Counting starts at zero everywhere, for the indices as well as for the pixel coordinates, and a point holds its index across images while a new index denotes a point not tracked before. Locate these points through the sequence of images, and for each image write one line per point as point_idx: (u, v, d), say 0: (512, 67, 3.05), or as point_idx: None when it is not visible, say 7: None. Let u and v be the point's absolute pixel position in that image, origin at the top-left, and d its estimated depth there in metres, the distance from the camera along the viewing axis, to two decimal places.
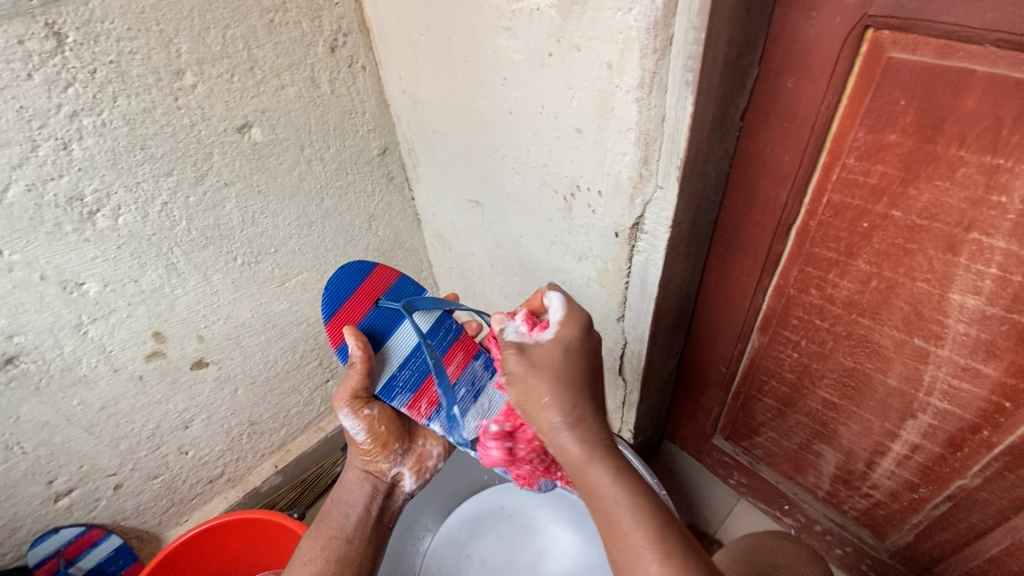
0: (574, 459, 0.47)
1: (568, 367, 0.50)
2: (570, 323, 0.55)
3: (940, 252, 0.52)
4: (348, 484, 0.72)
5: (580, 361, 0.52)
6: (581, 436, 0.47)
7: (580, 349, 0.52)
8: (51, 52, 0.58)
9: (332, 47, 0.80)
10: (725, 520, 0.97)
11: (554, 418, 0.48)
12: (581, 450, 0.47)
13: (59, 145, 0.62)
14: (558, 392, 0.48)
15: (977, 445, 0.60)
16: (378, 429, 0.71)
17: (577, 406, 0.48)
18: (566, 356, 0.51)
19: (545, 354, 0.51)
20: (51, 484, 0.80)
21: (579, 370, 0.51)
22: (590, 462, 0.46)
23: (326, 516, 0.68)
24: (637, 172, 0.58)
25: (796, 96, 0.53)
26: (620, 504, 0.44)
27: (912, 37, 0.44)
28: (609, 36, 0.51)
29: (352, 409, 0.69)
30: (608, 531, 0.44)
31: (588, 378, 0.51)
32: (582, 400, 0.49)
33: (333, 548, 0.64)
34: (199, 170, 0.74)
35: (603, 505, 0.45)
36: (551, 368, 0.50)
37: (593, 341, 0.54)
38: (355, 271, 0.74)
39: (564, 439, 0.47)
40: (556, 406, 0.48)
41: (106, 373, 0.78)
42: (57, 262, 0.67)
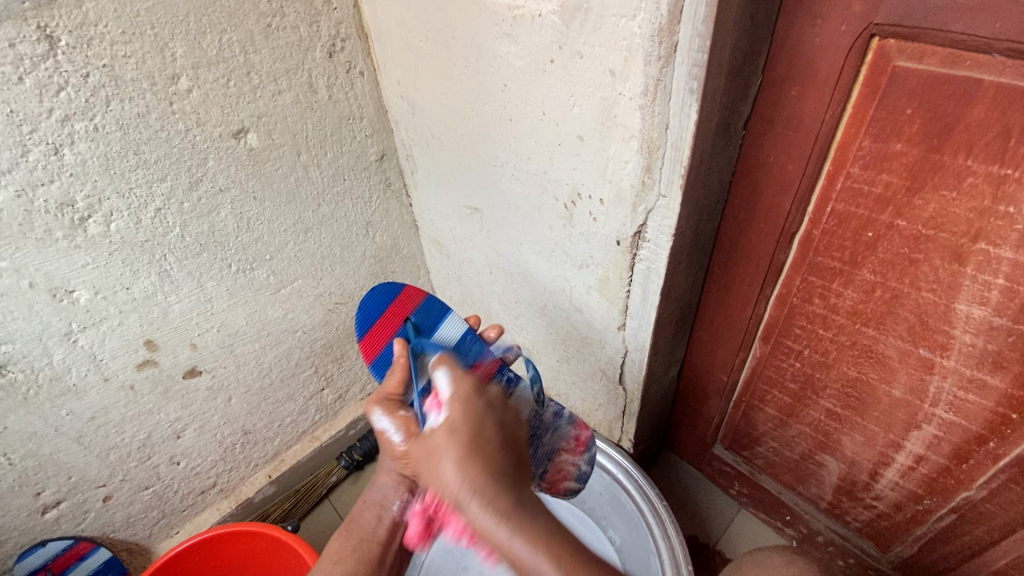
0: (486, 532, 0.43)
1: (465, 441, 0.47)
2: (456, 399, 0.52)
3: (946, 262, 0.51)
4: (382, 485, 0.67)
5: (471, 432, 0.48)
6: (489, 509, 0.43)
7: (469, 420, 0.49)
8: (42, 56, 0.57)
9: (330, 52, 0.79)
10: (727, 531, 0.95)
11: (451, 482, 0.45)
12: (493, 523, 0.43)
13: (50, 150, 0.61)
14: (452, 466, 0.45)
15: (983, 456, 0.59)
16: (420, 433, 0.61)
17: (475, 479, 0.44)
18: (463, 421, 0.49)
19: (446, 425, 0.49)
20: (39, 496, 0.78)
21: (481, 436, 0.47)
22: (497, 532, 0.43)
23: (357, 518, 0.67)
24: (640, 180, 0.57)
25: (800, 105, 0.53)
26: (534, 560, 0.41)
27: (918, 46, 0.44)
28: (613, 43, 0.50)
29: (386, 410, 0.62)
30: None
31: (489, 443, 0.47)
32: (476, 476, 0.44)
33: (364, 551, 0.64)
34: (193, 176, 0.72)
35: (522, 564, 0.42)
36: (447, 443, 0.47)
37: (481, 406, 0.51)
38: (385, 292, 0.75)
39: (471, 511, 0.44)
40: (459, 484, 0.44)
41: (96, 382, 0.76)
42: (47, 269, 0.66)
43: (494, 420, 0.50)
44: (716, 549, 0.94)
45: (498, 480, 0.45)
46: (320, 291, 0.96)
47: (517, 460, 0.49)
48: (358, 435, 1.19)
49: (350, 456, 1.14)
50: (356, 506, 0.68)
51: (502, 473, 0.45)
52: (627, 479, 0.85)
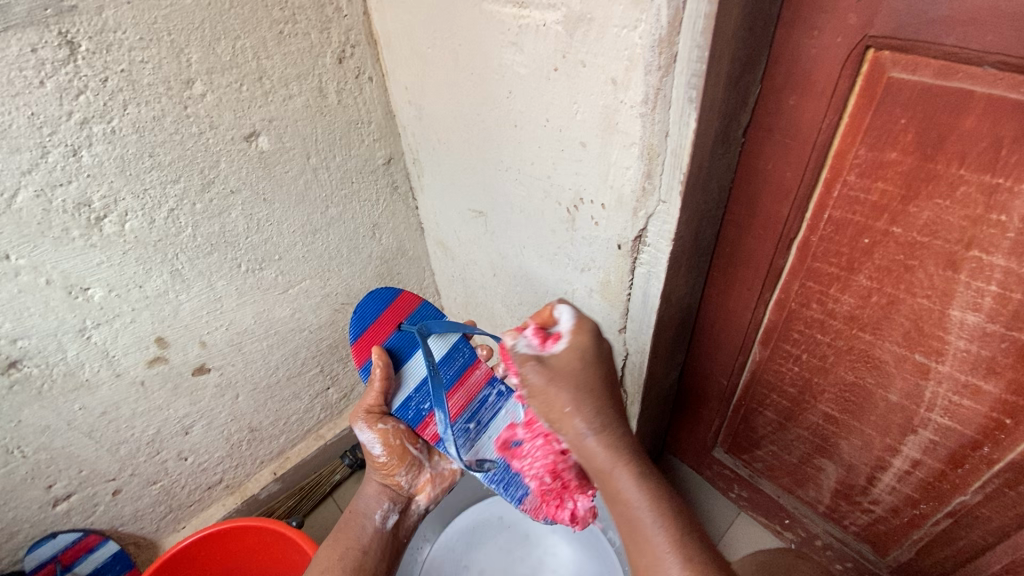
0: (589, 451, 0.61)
1: (587, 381, 0.64)
2: (570, 343, 0.68)
3: (940, 269, 0.52)
4: (366, 496, 0.77)
5: (591, 373, 0.65)
6: (601, 440, 0.60)
7: (591, 371, 0.66)
8: (63, 61, 0.59)
9: (340, 57, 0.81)
10: (725, 535, 0.96)
11: (579, 426, 0.61)
12: (605, 451, 0.59)
13: (69, 151, 0.63)
14: (570, 401, 0.62)
15: (978, 461, 0.60)
16: (394, 442, 0.78)
17: (592, 414, 0.62)
18: (577, 367, 0.66)
19: (563, 365, 0.66)
20: (51, 488, 0.80)
21: (597, 380, 0.65)
22: (599, 454, 0.59)
23: (343, 526, 0.72)
24: (640, 186, 0.58)
25: (798, 114, 0.54)
26: (623, 479, 0.57)
27: (912, 58, 0.45)
28: (614, 53, 0.52)
29: (368, 423, 0.77)
30: (616, 503, 0.57)
31: (599, 392, 0.64)
32: (602, 425, 0.61)
33: (349, 557, 0.68)
34: (205, 178, 0.74)
35: (611, 480, 0.58)
36: (565, 385, 0.63)
37: (591, 355, 0.67)
38: (382, 297, 0.84)
39: (580, 432, 0.61)
40: (580, 418, 0.61)
41: (108, 378, 0.78)
42: (64, 266, 0.68)
43: (599, 368, 0.67)
44: None
45: (604, 413, 0.62)
46: (327, 291, 0.98)
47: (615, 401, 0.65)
48: None
49: (354, 454, 1.16)
50: (342, 517, 0.75)
51: (606, 411, 0.62)
52: None
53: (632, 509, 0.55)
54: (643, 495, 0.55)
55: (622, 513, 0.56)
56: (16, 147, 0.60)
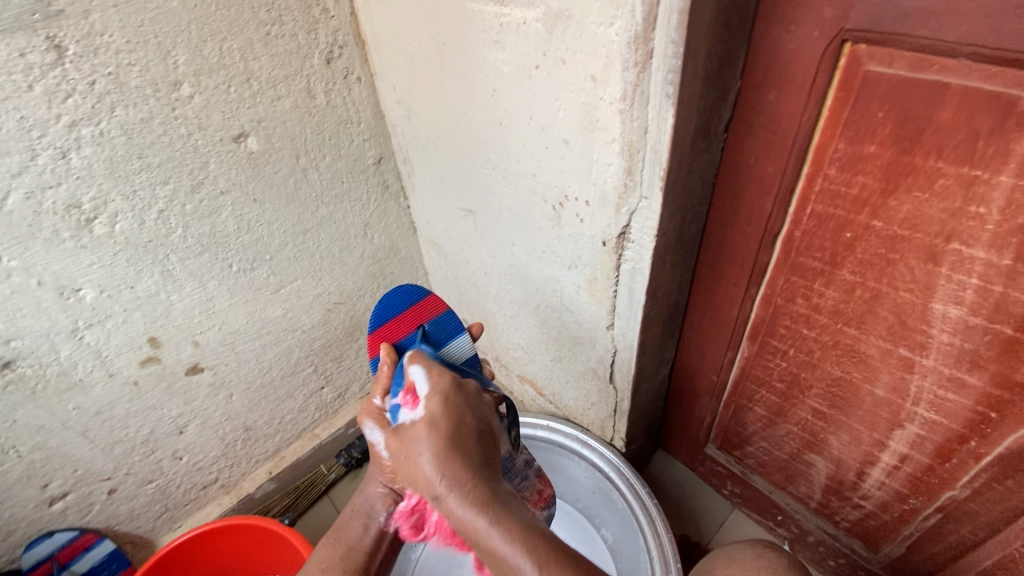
0: (463, 523, 0.49)
1: (438, 436, 0.53)
2: (434, 395, 0.57)
3: (921, 262, 0.52)
4: (370, 495, 0.69)
5: (453, 426, 0.54)
6: (457, 498, 0.49)
7: (451, 422, 0.55)
8: (51, 64, 0.60)
9: (328, 58, 0.82)
10: (719, 531, 0.96)
11: (435, 488, 0.50)
12: (462, 508, 0.49)
13: (58, 154, 0.64)
14: (426, 468, 0.52)
15: (966, 455, 0.60)
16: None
17: (455, 474, 0.51)
18: (430, 423, 0.55)
19: (414, 431, 0.55)
20: (46, 487, 0.81)
21: (454, 430, 0.54)
22: (466, 513, 0.49)
23: (345, 526, 0.67)
24: (622, 182, 0.58)
25: (778, 108, 0.54)
26: (506, 550, 0.46)
27: (888, 51, 0.45)
28: (593, 49, 0.52)
29: (378, 422, 0.65)
30: (504, 571, 0.47)
31: (463, 446, 0.53)
32: (455, 486, 0.50)
33: (350, 560, 0.64)
34: (195, 179, 0.75)
35: (494, 553, 0.47)
36: (424, 449, 0.53)
37: (458, 400, 0.57)
38: (410, 292, 0.76)
39: (448, 504, 0.50)
40: (436, 476, 0.51)
41: (101, 378, 0.79)
42: (55, 267, 0.68)
43: (468, 417, 0.56)
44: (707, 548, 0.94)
45: (466, 474, 0.50)
46: (319, 291, 0.98)
47: (482, 448, 0.54)
48: (358, 434, 1.21)
49: (349, 454, 1.16)
50: (344, 516, 0.69)
51: (465, 476, 0.50)
52: (618, 478, 0.87)
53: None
54: (526, 557, 0.45)
55: (501, 569, 0.47)
56: (6, 150, 0.60)
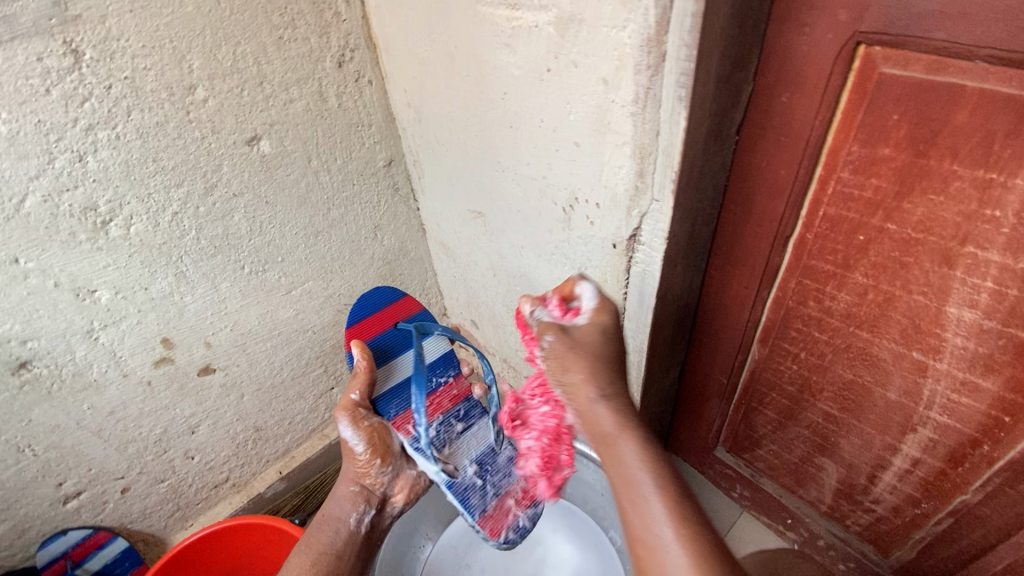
0: (607, 433, 0.57)
1: (591, 355, 0.61)
2: (593, 321, 0.63)
3: (935, 265, 0.52)
4: (339, 498, 0.75)
5: (609, 351, 0.62)
6: (614, 411, 0.58)
7: (616, 347, 0.63)
8: (68, 69, 0.61)
9: (340, 62, 0.82)
10: (728, 534, 0.96)
11: (591, 395, 0.58)
12: (611, 418, 0.57)
13: (75, 157, 0.64)
14: (592, 382, 0.59)
15: (979, 460, 0.59)
16: (378, 441, 0.75)
17: (607, 389, 0.59)
18: (600, 342, 0.62)
19: (584, 339, 0.62)
20: (61, 486, 0.82)
21: (609, 353, 0.62)
22: (612, 424, 0.57)
23: (315, 531, 0.71)
24: (633, 185, 0.58)
25: (790, 111, 0.54)
26: (630, 457, 0.54)
27: (903, 54, 0.45)
28: (604, 52, 0.52)
29: (352, 419, 0.74)
30: (621, 481, 0.54)
31: (617, 371, 0.61)
32: (603, 402, 0.58)
33: (320, 564, 0.68)
34: (208, 181, 0.76)
35: (618, 459, 0.55)
36: (598, 363, 0.60)
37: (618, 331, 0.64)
38: (384, 293, 0.87)
39: (603, 414, 0.58)
40: (598, 391, 0.58)
41: (116, 378, 0.79)
42: (71, 269, 0.69)
43: (608, 344, 0.63)
44: None
45: (623, 391, 0.60)
46: (329, 292, 0.99)
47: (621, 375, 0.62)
48: None
49: None
50: (315, 521, 0.73)
51: (625, 394, 0.59)
52: None
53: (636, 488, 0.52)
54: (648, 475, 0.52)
55: (620, 477, 0.54)
56: (24, 153, 0.61)
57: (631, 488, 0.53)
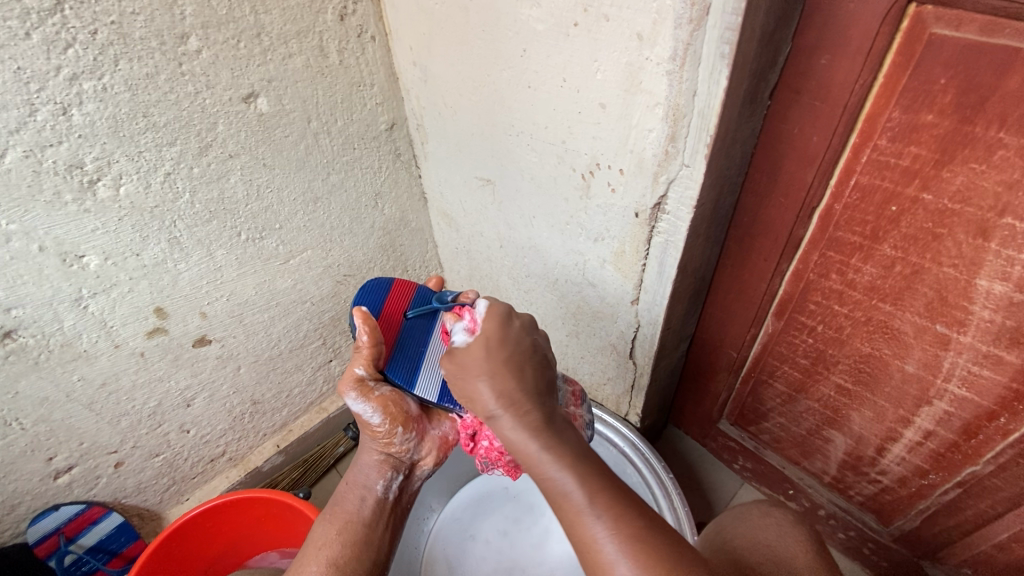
0: (516, 444, 0.50)
1: (491, 360, 0.54)
2: (491, 317, 0.58)
3: (970, 237, 0.51)
4: (363, 466, 0.66)
5: (504, 353, 0.55)
6: (514, 419, 0.50)
7: (518, 348, 0.56)
8: (50, 10, 0.55)
9: (342, 14, 0.77)
10: (728, 504, 0.98)
11: (489, 406, 0.52)
12: (514, 430, 0.50)
13: (58, 109, 0.59)
14: (487, 395, 0.52)
15: (993, 432, 0.60)
16: (395, 409, 0.65)
17: (511, 395, 0.51)
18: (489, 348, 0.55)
19: (471, 350, 0.55)
20: (51, 461, 0.78)
21: (502, 356, 0.54)
22: (523, 436, 0.50)
23: (339, 500, 0.63)
24: (663, 149, 0.56)
25: (830, 74, 0.52)
26: (558, 475, 0.47)
27: (957, 13, 0.43)
28: (642, 5, 0.49)
29: (361, 391, 0.64)
30: (550, 500, 0.48)
31: (532, 380, 0.54)
32: (516, 414, 0.51)
33: (350, 533, 0.59)
34: (203, 141, 0.71)
35: (546, 479, 0.48)
36: (485, 375, 0.53)
37: (513, 327, 0.58)
38: (375, 289, 0.72)
39: (501, 421, 0.51)
40: (487, 395, 0.52)
41: (106, 349, 0.76)
42: (57, 232, 0.65)
43: (517, 344, 0.56)
44: None
45: (533, 402, 0.52)
46: (329, 262, 0.95)
47: (536, 376, 0.55)
48: None
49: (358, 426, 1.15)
50: (338, 490, 0.65)
51: (541, 407, 0.52)
52: (632, 451, 0.86)
53: (566, 504, 0.46)
54: (575, 488, 0.46)
55: (546, 491, 0.48)
56: (3, 104, 0.56)
57: (561, 505, 0.47)
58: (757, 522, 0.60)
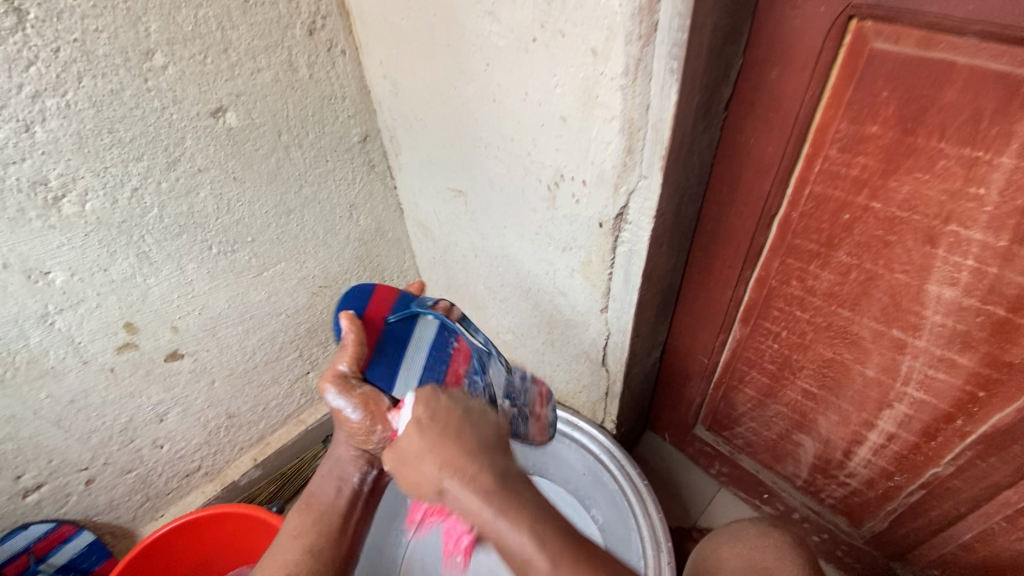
0: (473, 517, 0.45)
1: (435, 437, 0.49)
2: (422, 399, 0.52)
3: (918, 244, 0.52)
4: (339, 459, 0.65)
5: (448, 425, 0.50)
6: (469, 491, 0.45)
7: (463, 409, 0.52)
8: (10, 30, 0.55)
9: (310, 29, 0.78)
10: (705, 509, 0.98)
11: (441, 482, 0.47)
12: (472, 500, 0.45)
13: (20, 127, 0.59)
14: (439, 472, 0.47)
15: (951, 434, 0.61)
16: (373, 407, 0.59)
17: (460, 466, 0.47)
18: (427, 430, 0.49)
19: (410, 437, 0.49)
20: (20, 479, 0.78)
21: (446, 431, 0.49)
22: (483, 509, 0.45)
23: (316, 491, 0.64)
24: (621, 161, 0.57)
25: (780, 86, 0.53)
26: (519, 541, 0.44)
27: (894, 29, 0.44)
28: (594, 21, 0.50)
29: (342, 388, 0.59)
30: (514, 564, 0.45)
31: (482, 441, 0.49)
32: (472, 487, 0.46)
33: (325, 522, 0.61)
34: (171, 155, 0.71)
35: (509, 549, 0.44)
36: (427, 455, 0.48)
37: (449, 395, 0.53)
38: (356, 292, 0.64)
39: (456, 496, 0.46)
40: (438, 473, 0.47)
41: (75, 365, 0.75)
42: (21, 249, 0.64)
43: (461, 407, 0.52)
44: (695, 526, 0.97)
45: (486, 467, 0.47)
46: (303, 274, 0.95)
47: (487, 440, 0.50)
48: None
49: None
50: (315, 480, 0.65)
51: (495, 471, 0.47)
52: (609, 460, 0.87)
53: (530, 570, 0.43)
54: (540, 551, 0.43)
55: (512, 559, 0.45)
56: None
57: (528, 570, 0.43)
58: (756, 537, 0.62)
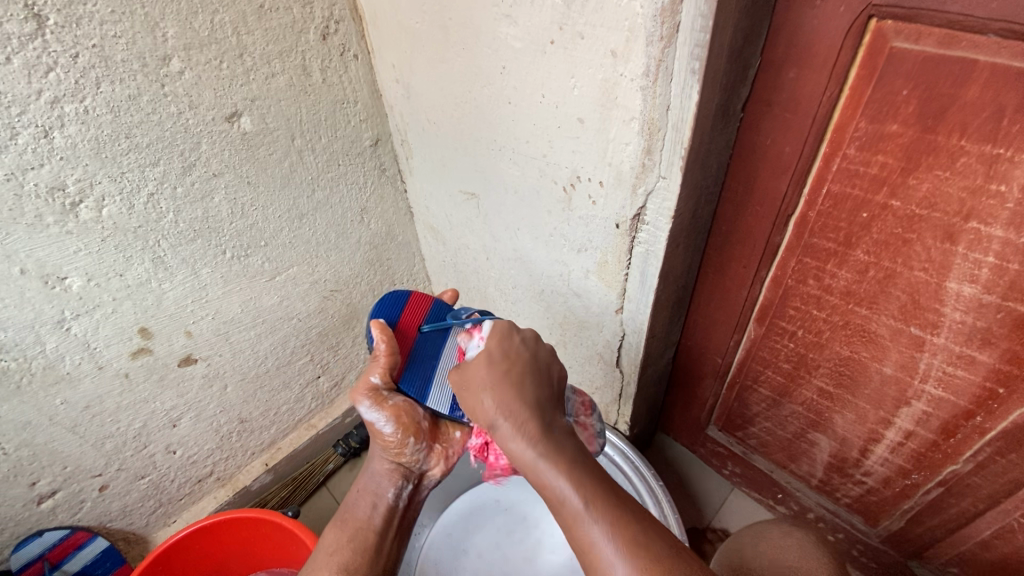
0: (517, 453, 0.49)
1: (496, 374, 0.53)
2: (494, 336, 0.57)
3: (938, 241, 0.52)
4: (374, 475, 0.66)
5: (512, 366, 0.54)
6: (517, 427, 0.49)
7: (528, 358, 0.55)
8: (31, 35, 0.55)
9: (324, 34, 0.78)
10: (719, 509, 0.98)
11: (492, 415, 0.51)
12: (518, 436, 0.49)
13: (39, 132, 0.59)
14: (492, 405, 0.51)
15: (970, 430, 0.61)
16: (407, 419, 0.64)
17: (512, 403, 0.50)
18: (492, 365, 0.54)
19: (477, 368, 0.54)
20: (34, 486, 0.77)
21: (509, 370, 0.53)
22: (528, 449, 0.48)
23: (350, 506, 0.63)
24: (640, 162, 0.57)
25: (798, 86, 0.53)
26: (558, 482, 0.46)
27: (915, 27, 0.44)
28: (614, 23, 0.50)
29: (375, 400, 0.63)
30: (550, 501, 0.47)
31: (535, 389, 0.52)
32: (521, 424, 0.49)
33: (361, 539, 0.59)
34: (186, 160, 0.71)
35: (546, 486, 0.47)
36: (485, 386, 0.52)
37: (518, 341, 0.57)
38: (390, 303, 0.69)
39: (504, 430, 0.50)
40: (491, 404, 0.51)
41: (90, 371, 0.75)
42: (38, 255, 0.64)
43: (526, 355, 0.56)
44: (709, 527, 0.97)
45: (535, 411, 0.50)
46: (315, 278, 0.95)
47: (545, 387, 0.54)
48: (353, 424, 1.19)
49: (347, 442, 1.15)
50: (349, 498, 0.64)
51: (543, 417, 0.50)
52: (624, 461, 0.86)
53: (565, 510, 0.46)
54: (574, 491, 0.45)
55: (549, 498, 0.47)
56: None
57: (562, 511, 0.46)
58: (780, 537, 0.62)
